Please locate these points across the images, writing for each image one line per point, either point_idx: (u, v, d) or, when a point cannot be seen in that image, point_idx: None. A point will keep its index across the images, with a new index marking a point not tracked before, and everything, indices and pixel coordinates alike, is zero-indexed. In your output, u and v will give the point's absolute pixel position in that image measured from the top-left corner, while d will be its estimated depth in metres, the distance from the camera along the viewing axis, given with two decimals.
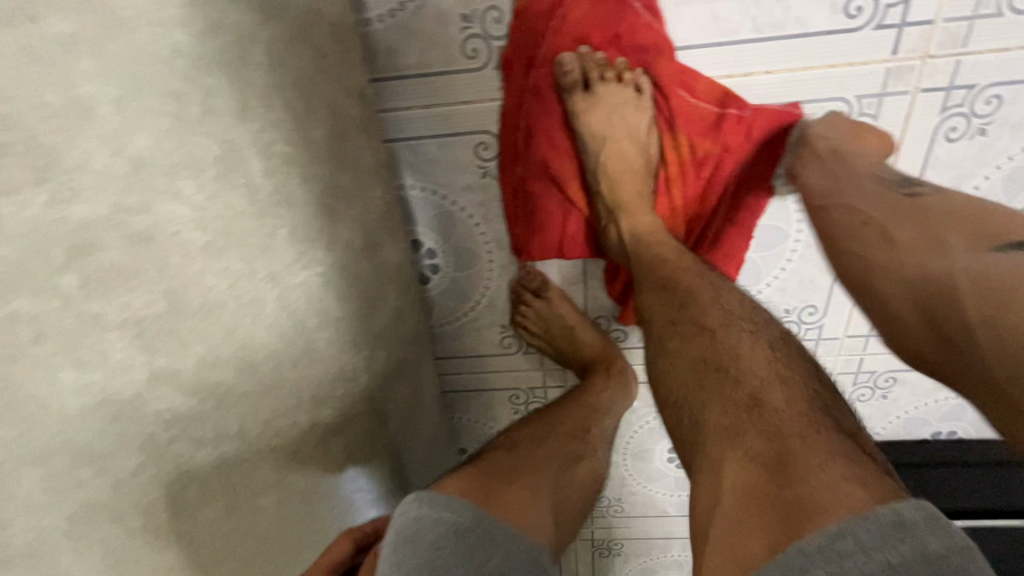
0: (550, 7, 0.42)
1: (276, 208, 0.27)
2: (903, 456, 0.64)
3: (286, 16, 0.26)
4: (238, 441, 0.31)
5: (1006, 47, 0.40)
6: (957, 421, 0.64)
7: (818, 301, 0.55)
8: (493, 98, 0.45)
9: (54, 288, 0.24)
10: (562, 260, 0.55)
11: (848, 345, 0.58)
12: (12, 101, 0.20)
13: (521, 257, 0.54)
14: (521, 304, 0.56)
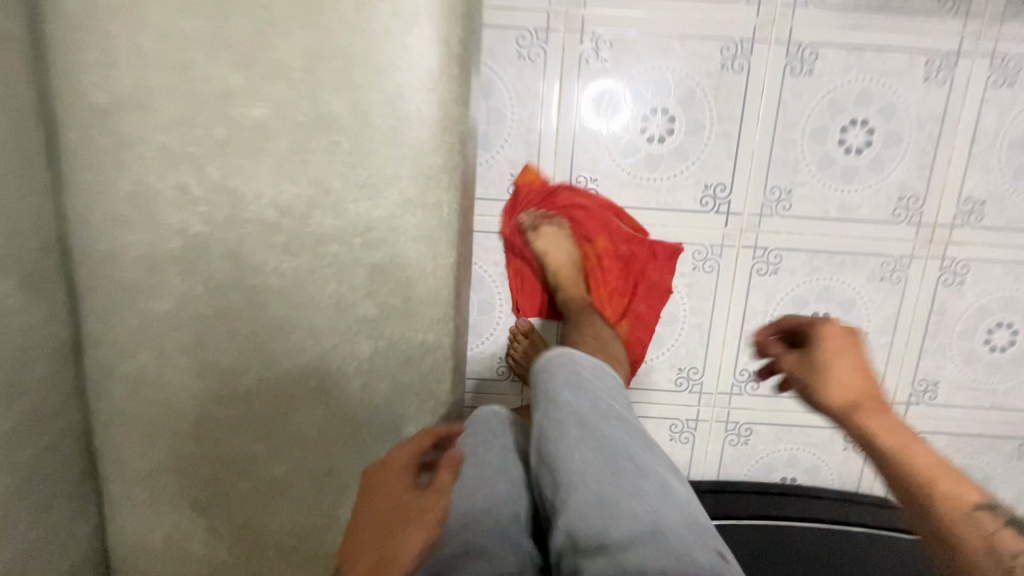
0: (523, 190, 0.83)
1: (445, 232, 0.59)
2: (773, 487, 0.91)
3: (470, 161, 0.62)
4: (384, 345, 0.61)
5: (777, 230, 0.84)
6: (795, 469, 0.94)
7: (697, 364, 0.90)
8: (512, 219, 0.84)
9: (350, 243, 0.57)
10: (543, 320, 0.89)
11: (718, 398, 0.91)
12: (374, 168, 0.55)
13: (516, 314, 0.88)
14: (516, 340, 0.88)
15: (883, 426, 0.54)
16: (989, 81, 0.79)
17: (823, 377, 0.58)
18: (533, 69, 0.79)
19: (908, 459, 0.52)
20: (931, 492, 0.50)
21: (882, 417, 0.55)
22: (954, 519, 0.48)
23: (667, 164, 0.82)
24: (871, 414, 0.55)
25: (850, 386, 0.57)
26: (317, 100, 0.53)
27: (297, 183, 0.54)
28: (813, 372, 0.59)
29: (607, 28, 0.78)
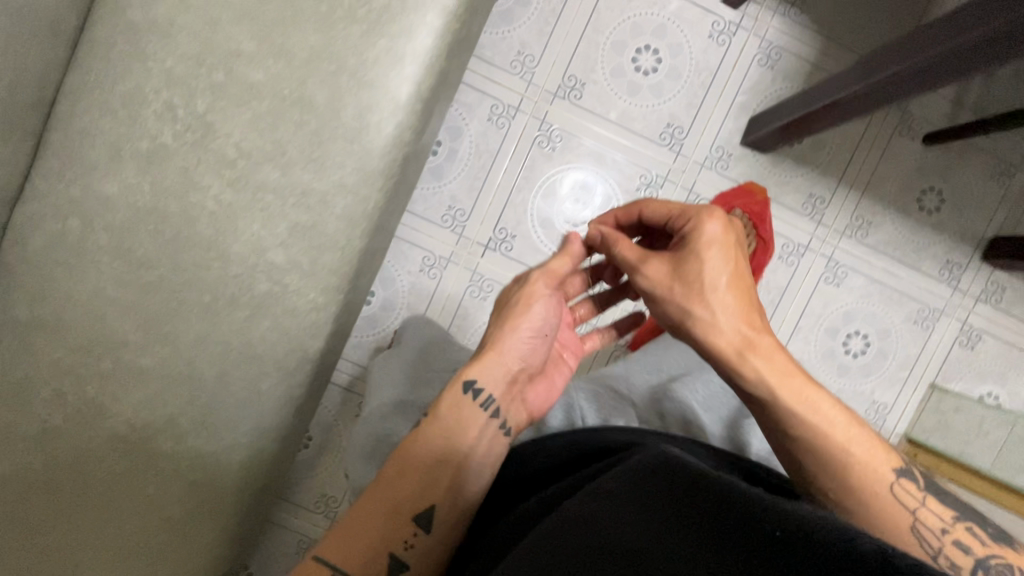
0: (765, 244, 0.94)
1: (365, 222, 0.72)
2: None
3: (408, 178, 0.76)
4: (278, 291, 0.71)
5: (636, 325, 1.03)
6: None
7: None
8: (403, 228, 0.99)
9: (285, 200, 0.69)
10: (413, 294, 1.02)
11: None
12: (326, 151, 0.68)
13: (420, 210, 0.99)
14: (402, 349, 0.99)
15: (765, 359, 0.59)
16: (823, 276, 1.03)
17: (704, 303, 0.61)
18: (496, 130, 0.98)
19: (784, 398, 0.58)
20: (815, 423, 0.56)
21: (770, 354, 0.59)
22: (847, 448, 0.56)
23: (549, 213, 1.00)
24: (743, 344, 0.60)
25: (726, 314, 0.61)
26: (304, 84, 0.67)
27: (261, 138, 0.67)
28: (694, 298, 0.62)
29: (561, 124, 0.99)
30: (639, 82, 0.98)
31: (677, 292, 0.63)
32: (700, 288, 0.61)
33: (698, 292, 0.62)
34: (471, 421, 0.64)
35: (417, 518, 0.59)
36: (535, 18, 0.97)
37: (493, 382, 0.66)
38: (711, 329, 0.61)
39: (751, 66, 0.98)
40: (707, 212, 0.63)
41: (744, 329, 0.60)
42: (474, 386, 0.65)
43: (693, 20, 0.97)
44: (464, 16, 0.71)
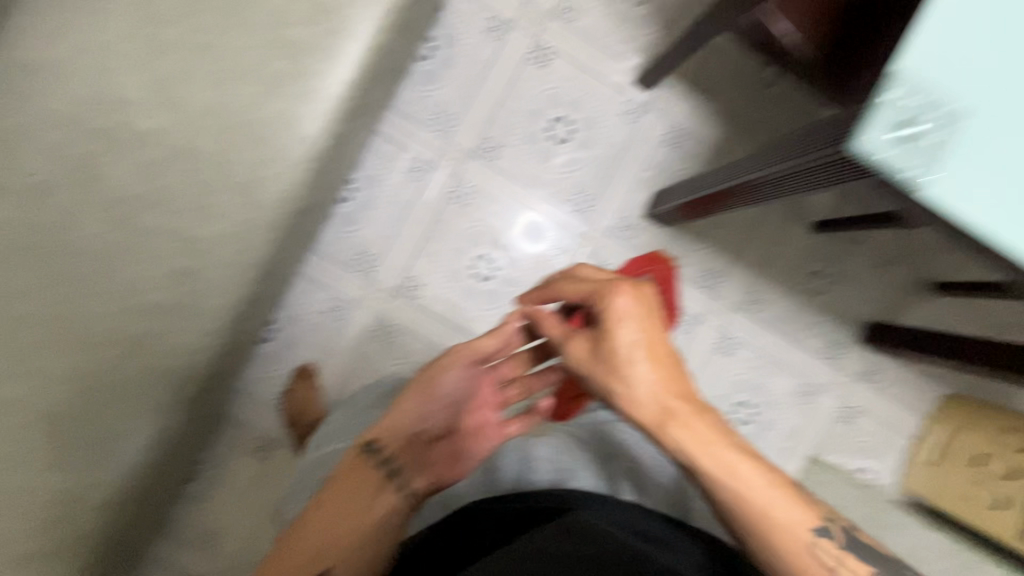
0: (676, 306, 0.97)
1: (248, 272, 0.74)
2: None
3: (299, 230, 0.78)
4: (150, 333, 0.71)
5: None
6: None
7: None
8: (310, 264, 1.02)
9: (165, 245, 0.70)
10: (315, 332, 1.03)
11: None
12: (211, 201, 0.70)
13: (329, 251, 1.02)
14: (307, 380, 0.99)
15: (691, 438, 0.53)
16: (714, 347, 1.08)
17: (625, 379, 0.56)
18: (412, 183, 1.02)
19: (716, 480, 0.51)
20: (745, 510, 0.51)
21: (699, 427, 0.53)
22: (778, 530, 0.51)
23: (455, 266, 1.03)
24: (669, 423, 0.54)
25: (647, 390, 0.55)
26: (194, 136, 0.69)
27: (145, 183, 0.68)
28: (614, 373, 0.57)
29: (474, 182, 1.03)
30: (552, 150, 1.03)
31: (598, 368, 0.58)
32: (619, 363, 0.56)
33: (620, 365, 0.56)
34: (367, 483, 0.61)
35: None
36: (457, 82, 1.02)
37: (394, 440, 0.64)
38: (635, 406, 0.56)
39: (657, 145, 1.05)
40: (615, 288, 0.59)
41: (667, 403, 0.55)
42: (374, 446, 0.63)
43: (606, 98, 1.04)
44: (363, 86, 0.74)
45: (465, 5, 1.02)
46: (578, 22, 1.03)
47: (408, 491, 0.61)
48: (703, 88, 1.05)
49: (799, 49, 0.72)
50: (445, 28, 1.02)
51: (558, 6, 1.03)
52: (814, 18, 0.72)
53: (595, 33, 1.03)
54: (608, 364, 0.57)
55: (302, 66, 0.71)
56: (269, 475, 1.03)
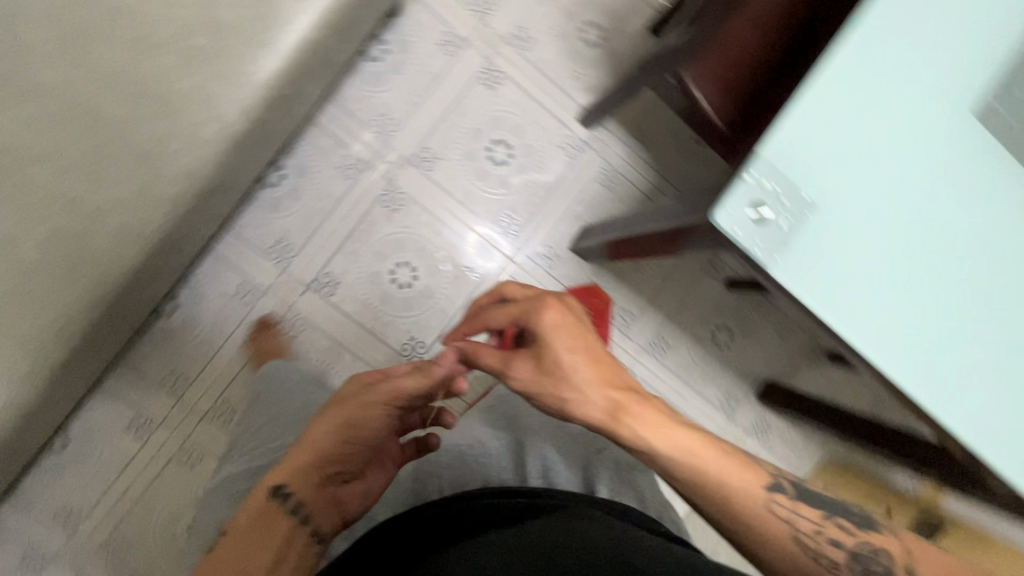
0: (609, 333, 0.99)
1: (140, 243, 0.71)
2: None
3: (204, 209, 0.76)
4: (18, 290, 0.67)
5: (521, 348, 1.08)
6: None
7: None
8: (223, 245, 0.99)
9: (48, 202, 0.67)
10: (218, 313, 0.99)
11: None
12: (108, 165, 0.68)
13: (246, 235, 0.99)
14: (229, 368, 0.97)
15: (644, 426, 0.51)
16: None
17: (574, 386, 0.53)
18: (343, 179, 1.02)
19: (669, 463, 0.50)
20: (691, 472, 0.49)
21: (643, 413, 0.52)
22: (732, 495, 0.49)
23: (375, 268, 1.03)
24: (625, 422, 0.52)
25: (594, 397, 0.53)
26: (100, 97, 0.67)
27: (37, 136, 0.65)
28: (562, 383, 0.54)
29: (407, 189, 1.03)
30: (488, 170, 1.06)
31: (544, 384, 0.54)
32: (566, 370, 0.54)
33: (565, 377, 0.54)
34: (275, 532, 0.53)
35: None
36: (403, 88, 1.03)
37: (303, 481, 0.55)
38: (586, 415, 0.53)
39: (591, 181, 1.09)
40: (542, 301, 0.56)
41: (614, 403, 0.53)
42: (281, 493, 0.54)
43: (548, 129, 1.07)
44: (291, 76, 0.74)
45: (422, 14, 1.03)
46: (531, 52, 1.06)
47: (320, 535, 0.55)
48: (641, 135, 1.10)
49: (713, 117, 0.75)
50: (399, 32, 1.02)
51: (514, 33, 1.06)
52: (728, 90, 0.75)
53: (546, 66, 1.07)
54: (556, 376, 0.54)
55: (227, 46, 0.70)
56: (145, 455, 0.98)
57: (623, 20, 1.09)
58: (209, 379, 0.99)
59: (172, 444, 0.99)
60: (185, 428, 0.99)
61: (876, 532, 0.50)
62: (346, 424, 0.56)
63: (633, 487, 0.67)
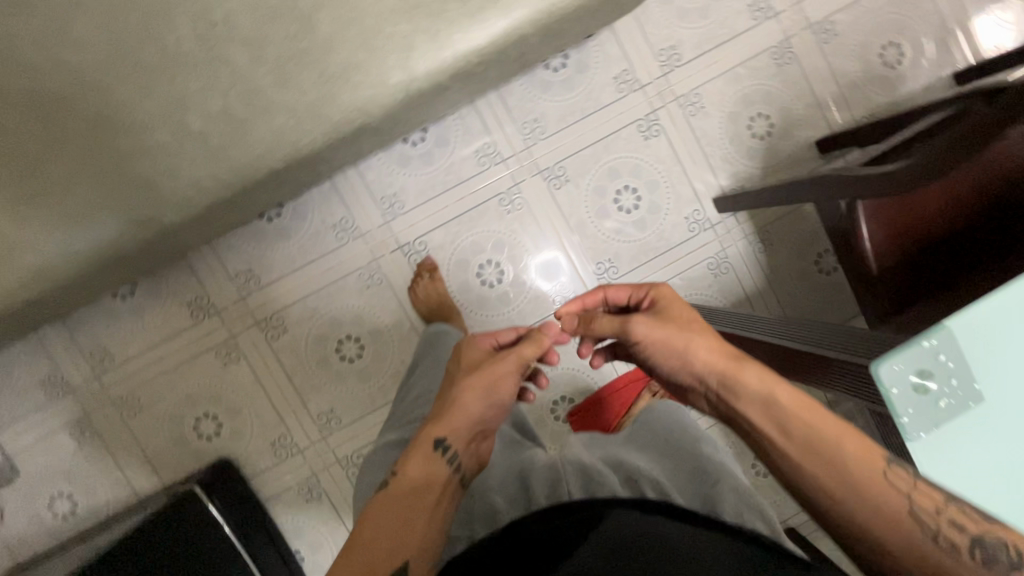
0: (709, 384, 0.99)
1: (290, 150, 0.74)
2: (258, 530, 0.98)
3: (354, 142, 0.78)
4: (171, 148, 0.70)
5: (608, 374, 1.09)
6: (306, 548, 1.04)
7: (343, 413, 1.03)
8: (344, 178, 1.01)
9: (229, 82, 0.69)
10: (311, 237, 1.01)
11: (326, 447, 1.03)
12: (294, 70, 0.70)
13: (368, 177, 1.01)
14: (328, 299, 1.02)
15: (757, 376, 0.54)
16: None
17: (694, 336, 0.60)
18: (474, 164, 1.03)
19: (793, 413, 0.50)
20: (817, 451, 0.48)
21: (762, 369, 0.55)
22: (851, 462, 0.47)
23: (467, 256, 1.04)
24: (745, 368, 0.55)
25: (711, 345, 0.59)
26: (318, 9, 0.69)
27: (250, 21, 0.68)
28: (684, 332, 0.60)
29: (529, 197, 1.04)
30: (609, 211, 1.05)
31: (668, 333, 0.61)
32: (686, 327, 0.61)
33: (687, 329, 0.61)
34: (437, 480, 0.63)
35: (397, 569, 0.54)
36: (565, 104, 1.03)
37: (456, 434, 0.67)
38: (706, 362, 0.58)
39: (701, 263, 1.07)
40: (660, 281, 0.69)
41: (730, 353, 0.57)
42: (444, 443, 0.65)
43: (681, 197, 1.06)
44: (485, 58, 0.75)
45: (612, 46, 1.04)
46: (696, 121, 1.06)
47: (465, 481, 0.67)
48: (769, 240, 1.07)
49: (867, 257, 0.72)
50: (584, 52, 1.03)
51: (689, 96, 1.05)
52: (896, 244, 0.72)
53: (706, 138, 1.06)
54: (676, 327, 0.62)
55: (445, 10, 0.71)
56: (191, 334, 1.01)
57: (796, 125, 1.07)
58: (275, 292, 1.01)
59: (218, 336, 1.01)
60: (235, 326, 1.01)
61: (1013, 527, 0.44)
62: (490, 381, 0.69)
63: (754, 514, 0.68)
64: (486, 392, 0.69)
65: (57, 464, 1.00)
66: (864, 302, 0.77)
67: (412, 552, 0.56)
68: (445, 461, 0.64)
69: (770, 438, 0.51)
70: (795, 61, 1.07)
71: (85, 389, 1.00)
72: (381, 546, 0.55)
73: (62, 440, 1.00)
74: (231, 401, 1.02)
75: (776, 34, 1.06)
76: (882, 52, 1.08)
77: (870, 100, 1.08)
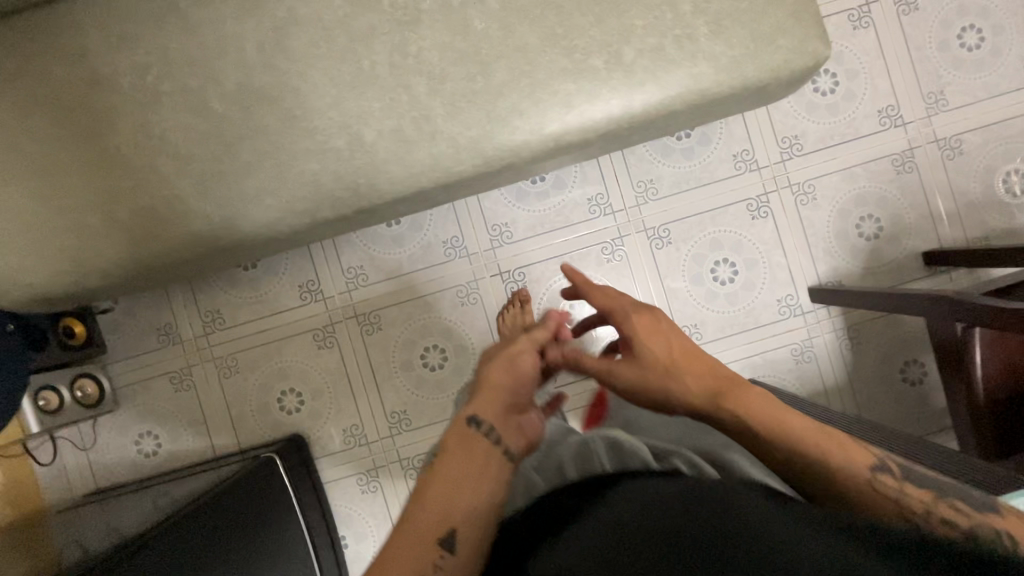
0: None
1: (440, 175, 0.81)
2: (317, 509, 1.04)
3: (495, 176, 0.85)
4: (343, 154, 0.79)
5: None
6: (352, 536, 1.09)
7: (414, 416, 1.09)
8: (462, 204, 1.08)
9: (406, 109, 0.78)
10: (421, 250, 1.08)
11: (390, 445, 1.08)
12: (465, 107, 0.78)
13: (484, 205, 1.08)
14: (424, 310, 1.08)
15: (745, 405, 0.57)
16: None
17: (671, 380, 0.63)
18: (585, 211, 1.08)
19: (772, 442, 0.55)
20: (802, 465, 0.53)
21: (745, 396, 0.58)
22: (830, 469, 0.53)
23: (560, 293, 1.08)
24: (730, 400, 0.58)
25: (691, 386, 0.61)
26: (498, 59, 0.77)
27: (439, 60, 0.77)
28: (660, 376, 0.63)
29: (630, 251, 1.08)
30: (704, 279, 1.08)
31: (648, 378, 0.64)
32: (662, 370, 0.64)
33: (664, 373, 0.63)
34: (477, 453, 0.62)
35: (443, 538, 0.53)
36: (682, 172, 1.08)
37: (487, 410, 0.66)
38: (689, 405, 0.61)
39: (785, 348, 1.08)
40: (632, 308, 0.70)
41: (710, 392, 0.60)
42: (477, 420, 0.65)
43: (777, 280, 1.08)
44: (634, 125, 0.81)
45: (737, 126, 1.08)
46: (805, 210, 1.08)
47: (514, 456, 0.63)
48: (857, 339, 1.07)
49: (976, 386, 0.74)
50: (709, 127, 1.08)
51: (803, 186, 1.08)
52: (1006, 382, 0.73)
53: (812, 229, 1.08)
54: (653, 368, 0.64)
55: (609, 77, 0.78)
56: (295, 314, 1.09)
57: (905, 233, 1.08)
58: (378, 291, 1.08)
59: (319, 319, 1.09)
60: (336, 314, 1.09)
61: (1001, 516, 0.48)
62: (510, 364, 0.71)
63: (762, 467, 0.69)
64: (514, 374, 0.70)
65: (152, 405, 1.09)
66: (968, 434, 0.77)
67: (456, 520, 0.54)
68: (484, 437, 0.64)
69: (763, 460, 0.56)
70: (915, 170, 1.08)
71: (193, 343, 1.09)
72: (427, 515, 0.55)
73: (161, 384, 1.09)
74: (317, 382, 1.09)
75: (899, 141, 1.08)
76: (1005, 178, 1.08)
77: (985, 223, 1.08)
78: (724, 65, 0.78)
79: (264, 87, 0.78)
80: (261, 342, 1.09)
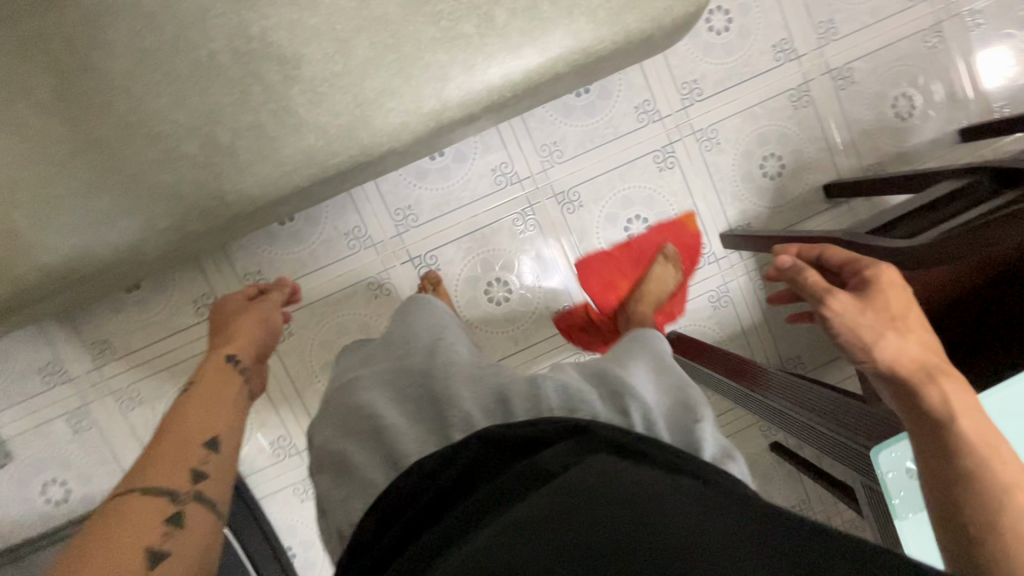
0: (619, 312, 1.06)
1: (314, 171, 0.74)
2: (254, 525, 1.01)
3: (378, 163, 0.78)
4: (197, 161, 0.70)
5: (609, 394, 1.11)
6: (298, 544, 1.07)
7: None
8: (356, 191, 1.01)
9: (260, 101, 0.69)
10: (322, 245, 1.01)
11: None
12: (327, 94, 0.70)
13: (383, 187, 1.01)
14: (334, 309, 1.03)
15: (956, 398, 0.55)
16: None
17: (895, 334, 0.60)
18: (491, 182, 1.03)
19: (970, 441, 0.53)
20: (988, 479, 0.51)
21: (961, 394, 0.56)
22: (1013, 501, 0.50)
23: (476, 272, 1.05)
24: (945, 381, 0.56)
25: (905, 347, 0.60)
26: (356, 34, 0.69)
27: (288, 41, 0.68)
28: (884, 324, 0.61)
29: (542, 218, 1.05)
30: (618, 239, 1.07)
31: (870, 316, 0.62)
32: (894, 318, 0.61)
33: (892, 323, 0.61)
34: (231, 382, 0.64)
35: (205, 443, 0.55)
36: (587, 130, 1.04)
37: (244, 349, 0.70)
38: (898, 361, 0.59)
39: (702, 296, 1.10)
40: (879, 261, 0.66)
41: (921, 366, 0.58)
42: (233, 358, 0.67)
43: (689, 230, 1.09)
44: (518, 93, 0.75)
45: (636, 76, 1.04)
46: (712, 157, 1.07)
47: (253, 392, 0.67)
48: None
49: None
50: (608, 79, 1.03)
51: (706, 131, 1.07)
52: None
53: (718, 175, 1.08)
54: (882, 312, 0.62)
55: (483, 43, 0.71)
56: (195, 331, 1.00)
57: (807, 168, 1.10)
58: None
59: None
60: None
61: None
62: (260, 318, 0.76)
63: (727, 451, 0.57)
64: (259, 321, 0.75)
65: (51, 451, 1.00)
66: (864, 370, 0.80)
67: (218, 430, 0.57)
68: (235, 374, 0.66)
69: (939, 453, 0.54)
70: (812, 104, 1.09)
71: (84, 379, 0.99)
72: (190, 422, 0.56)
73: (58, 427, 1.00)
74: None
75: (796, 75, 1.08)
76: (895, 102, 1.11)
77: (879, 149, 1.11)
78: (604, 18, 0.72)
79: (85, 92, 0.67)
80: (163, 367, 1.01)
